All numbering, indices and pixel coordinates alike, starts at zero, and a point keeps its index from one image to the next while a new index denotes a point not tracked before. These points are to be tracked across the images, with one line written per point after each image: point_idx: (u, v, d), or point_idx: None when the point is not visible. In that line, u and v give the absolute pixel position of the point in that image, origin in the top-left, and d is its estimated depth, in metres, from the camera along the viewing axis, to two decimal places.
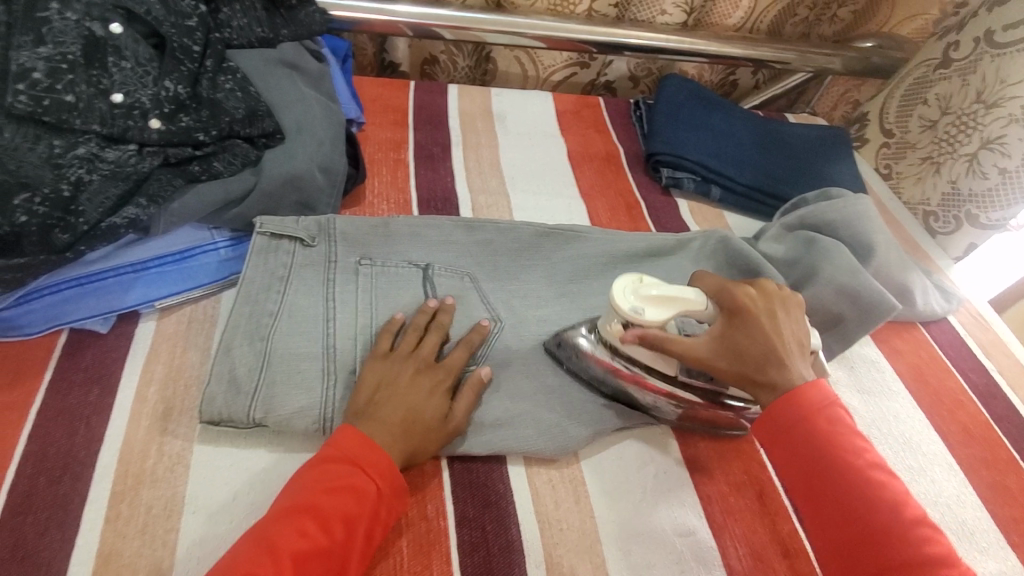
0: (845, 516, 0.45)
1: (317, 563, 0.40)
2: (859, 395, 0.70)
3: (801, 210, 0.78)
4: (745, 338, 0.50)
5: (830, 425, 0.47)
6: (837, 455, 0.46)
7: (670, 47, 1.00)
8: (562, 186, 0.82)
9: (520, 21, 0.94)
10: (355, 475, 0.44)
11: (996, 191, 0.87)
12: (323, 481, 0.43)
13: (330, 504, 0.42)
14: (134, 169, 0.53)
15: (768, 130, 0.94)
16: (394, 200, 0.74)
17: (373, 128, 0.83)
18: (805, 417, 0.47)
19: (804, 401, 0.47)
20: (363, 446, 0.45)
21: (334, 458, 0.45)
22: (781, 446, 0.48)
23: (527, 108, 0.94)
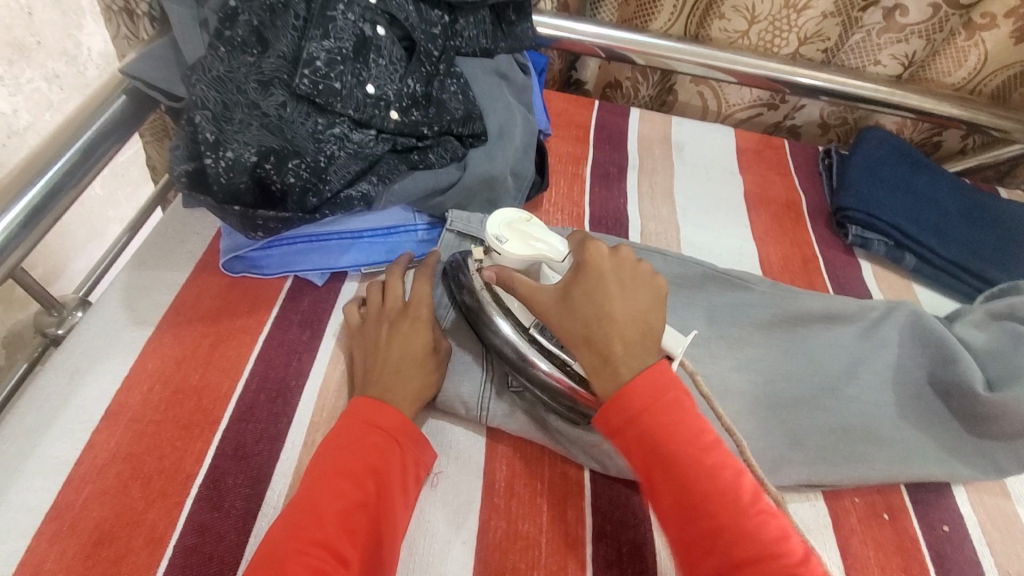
0: (685, 510, 0.42)
1: (361, 513, 0.43)
2: None
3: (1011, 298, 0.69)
4: (589, 313, 0.48)
5: (670, 412, 0.44)
6: (681, 443, 0.43)
7: (875, 98, 0.93)
8: (734, 226, 0.81)
9: (716, 54, 0.93)
10: (373, 434, 0.47)
11: None
12: (343, 445, 0.46)
13: (359, 464, 0.45)
14: (370, 152, 0.62)
15: (978, 203, 0.84)
16: (569, 212, 0.77)
17: (556, 141, 0.87)
18: (642, 410, 0.44)
19: (637, 391, 0.44)
20: (380, 409, 0.48)
21: (347, 425, 0.47)
22: (624, 441, 0.44)
23: (706, 142, 0.93)
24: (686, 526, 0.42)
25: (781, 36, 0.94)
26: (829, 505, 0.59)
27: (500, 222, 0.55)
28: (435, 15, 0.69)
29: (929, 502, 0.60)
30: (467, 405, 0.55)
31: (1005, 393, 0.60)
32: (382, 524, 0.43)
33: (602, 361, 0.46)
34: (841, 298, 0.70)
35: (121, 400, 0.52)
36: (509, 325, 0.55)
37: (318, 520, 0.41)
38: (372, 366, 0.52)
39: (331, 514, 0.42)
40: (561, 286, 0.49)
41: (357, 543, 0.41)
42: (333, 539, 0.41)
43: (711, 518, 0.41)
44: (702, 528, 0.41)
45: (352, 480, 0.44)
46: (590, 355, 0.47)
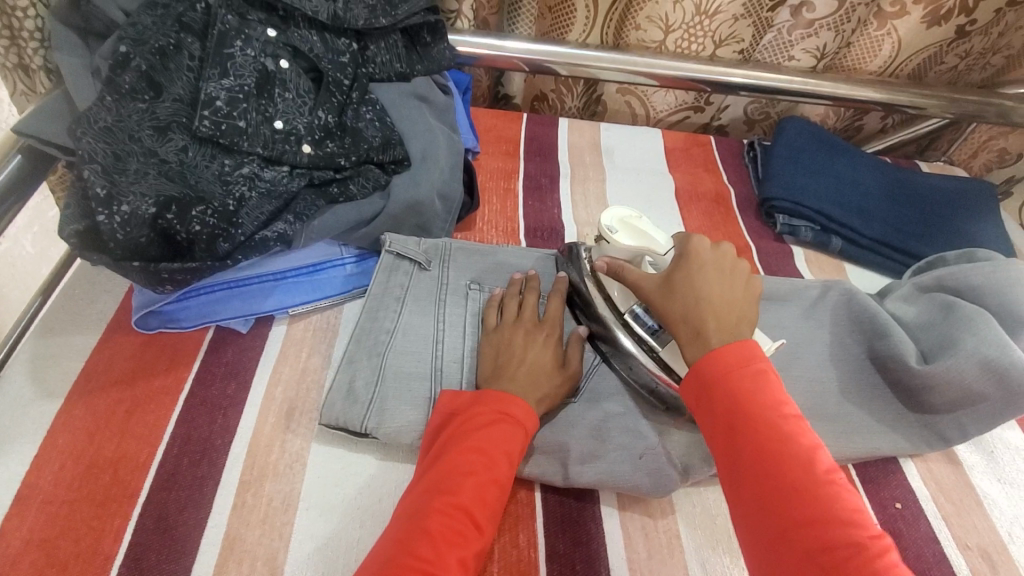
0: (766, 482, 0.41)
1: (491, 491, 0.45)
2: (998, 485, 0.61)
3: (936, 270, 0.70)
4: (680, 302, 0.50)
5: (747, 376, 0.44)
6: (753, 404, 0.43)
7: (793, 89, 0.96)
8: (668, 225, 0.81)
9: (635, 60, 0.95)
10: (480, 430, 0.47)
11: None
12: (450, 443, 0.47)
13: (462, 461, 0.45)
14: (285, 189, 0.59)
15: (898, 180, 0.87)
16: (503, 227, 0.77)
17: (486, 158, 0.86)
18: (719, 374, 0.45)
19: (720, 357, 0.45)
20: (492, 405, 0.49)
21: (460, 424, 0.48)
22: (703, 404, 0.45)
23: (635, 146, 0.94)
24: (761, 492, 0.40)
25: (696, 41, 0.96)
26: None
27: (612, 216, 0.69)
28: (343, 43, 0.68)
29: (878, 478, 0.61)
30: (408, 441, 0.52)
31: (938, 363, 0.61)
32: (484, 522, 0.43)
33: (699, 338, 0.48)
34: (775, 279, 0.71)
35: (28, 483, 0.48)
36: (641, 350, 0.56)
37: (422, 521, 0.42)
38: (510, 364, 0.54)
39: (469, 486, 0.44)
40: (666, 274, 0.52)
41: (458, 541, 0.41)
42: (434, 535, 0.41)
43: (779, 478, 0.40)
44: (782, 496, 0.40)
45: (457, 480, 0.44)
46: (689, 334, 0.49)
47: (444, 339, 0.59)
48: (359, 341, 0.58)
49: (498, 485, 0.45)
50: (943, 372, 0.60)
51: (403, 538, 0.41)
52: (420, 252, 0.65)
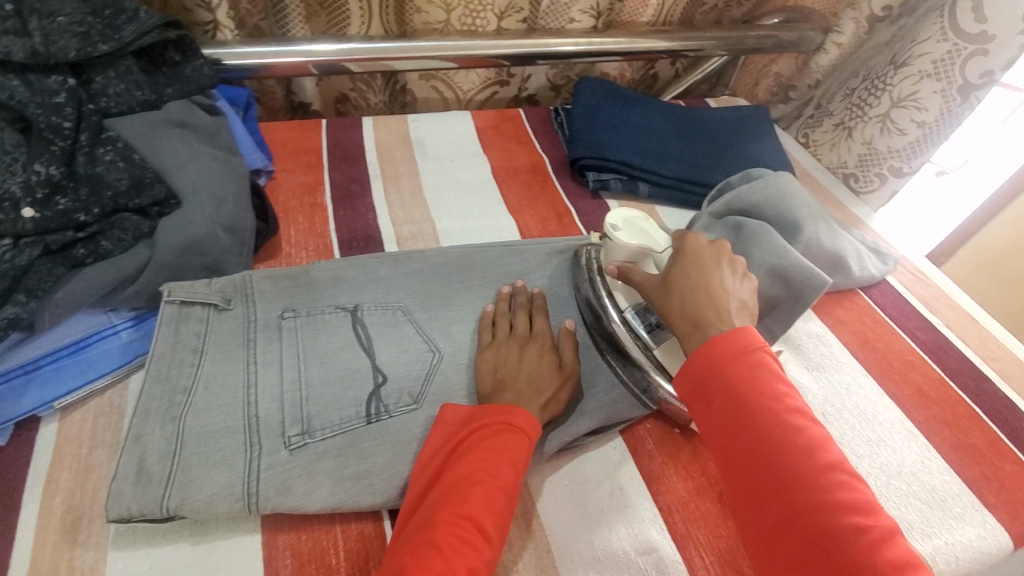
0: (750, 441, 0.43)
1: (499, 499, 0.44)
2: (810, 373, 0.67)
3: (726, 196, 0.75)
4: (666, 293, 0.53)
5: (755, 406, 0.44)
6: (765, 443, 0.43)
7: (583, 51, 1.00)
8: (489, 204, 0.81)
9: (426, 45, 0.92)
10: (486, 438, 0.48)
11: (916, 145, 0.92)
12: (460, 453, 0.47)
13: (471, 474, 0.45)
14: (8, 266, 0.50)
15: (687, 119, 0.94)
16: (314, 246, 0.71)
17: (285, 175, 0.80)
18: (714, 367, 0.46)
19: (716, 349, 0.46)
20: (502, 413, 0.50)
21: (470, 433, 0.49)
22: (700, 399, 0.46)
23: (444, 131, 0.92)
24: (754, 465, 0.43)
25: (479, 16, 0.96)
26: (627, 436, 0.59)
27: (617, 216, 0.62)
28: (54, 81, 0.58)
29: None
30: (224, 508, 0.46)
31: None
32: (490, 538, 0.42)
33: (692, 327, 0.49)
34: (588, 238, 0.75)
35: None
36: (661, 375, 0.58)
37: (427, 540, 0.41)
38: (508, 381, 0.55)
39: (477, 493, 0.44)
40: (665, 271, 0.54)
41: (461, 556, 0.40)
42: (443, 546, 0.40)
43: (772, 461, 0.42)
44: (770, 463, 0.42)
45: (463, 493, 0.44)
46: (682, 326, 0.50)
47: (257, 383, 0.53)
48: (143, 408, 0.50)
49: (505, 493, 0.45)
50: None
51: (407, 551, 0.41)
52: (218, 291, 0.59)
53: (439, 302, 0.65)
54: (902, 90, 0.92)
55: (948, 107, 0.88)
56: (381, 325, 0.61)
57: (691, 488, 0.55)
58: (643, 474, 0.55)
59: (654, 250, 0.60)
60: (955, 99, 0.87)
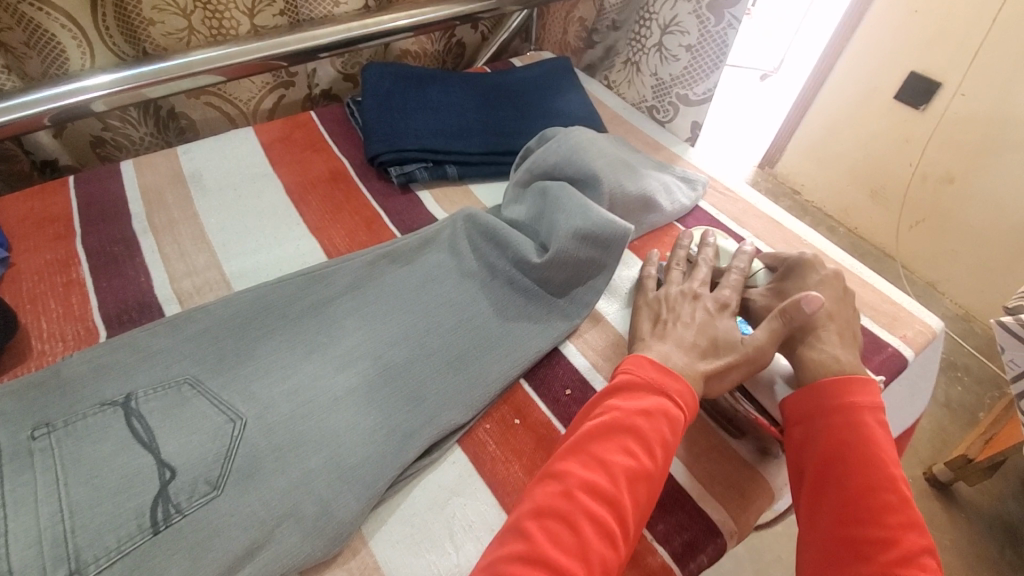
0: (850, 480, 0.47)
1: (643, 482, 0.46)
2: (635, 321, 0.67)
3: (528, 161, 0.73)
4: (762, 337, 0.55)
5: (860, 426, 0.49)
6: (866, 476, 0.47)
7: (358, 35, 0.91)
8: (286, 229, 0.73)
9: (177, 65, 0.80)
10: (627, 403, 0.50)
11: (690, 68, 0.94)
12: (634, 396, 0.50)
13: (611, 444, 0.47)
14: None
15: (488, 87, 0.90)
16: (74, 333, 0.60)
17: (27, 256, 0.67)
18: (835, 404, 0.51)
19: (858, 389, 0.51)
20: (663, 373, 0.51)
21: (620, 392, 0.51)
22: (809, 433, 0.51)
23: (224, 156, 0.81)
24: (843, 497, 0.47)
25: (226, 17, 0.85)
26: (467, 441, 0.56)
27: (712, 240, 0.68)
28: None
29: (546, 376, 0.61)
30: None
31: (553, 248, 0.63)
32: (633, 521, 0.44)
33: (813, 345, 0.56)
34: (397, 241, 0.69)
35: None
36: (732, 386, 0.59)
37: (555, 509, 0.43)
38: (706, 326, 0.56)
39: (621, 473, 0.45)
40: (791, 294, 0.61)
41: (595, 532, 0.42)
42: (586, 517, 0.43)
43: (865, 500, 0.46)
44: (857, 498, 0.46)
45: (603, 461, 0.46)
46: (802, 343, 0.56)
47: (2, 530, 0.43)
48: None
49: (651, 477, 0.47)
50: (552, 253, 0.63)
51: (539, 512, 0.43)
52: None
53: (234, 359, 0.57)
54: (665, 16, 0.95)
55: (705, 27, 0.89)
56: (169, 405, 0.52)
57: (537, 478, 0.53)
58: (490, 481, 0.53)
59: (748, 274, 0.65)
60: (710, 18, 0.87)
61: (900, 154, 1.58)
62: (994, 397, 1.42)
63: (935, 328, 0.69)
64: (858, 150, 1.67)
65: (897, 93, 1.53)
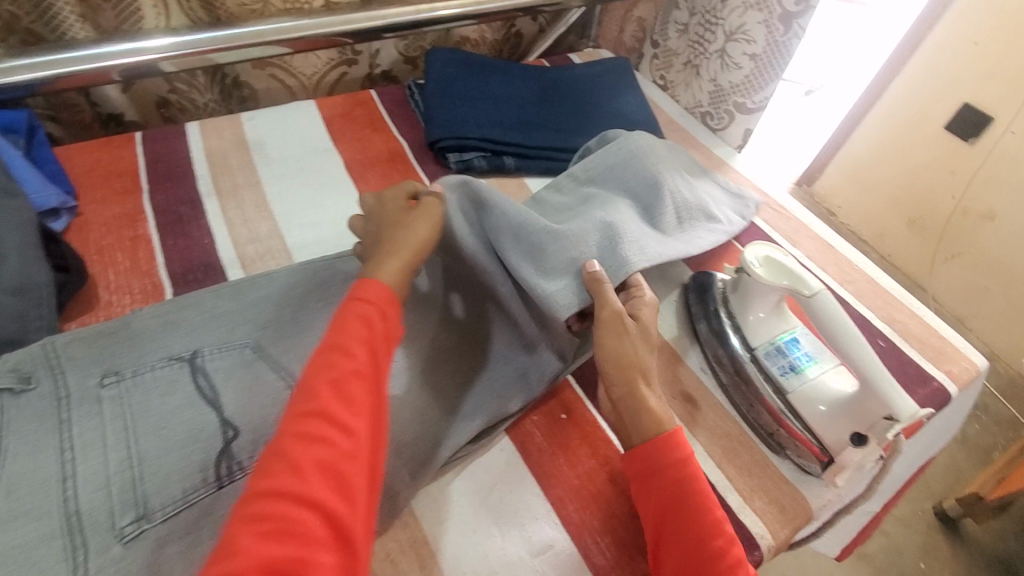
0: (695, 529, 0.45)
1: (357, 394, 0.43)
2: (680, 329, 0.67)
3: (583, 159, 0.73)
4: (615, 337, 0.52)
5: (689, 481, 0.47)
6: (692, 533, 0.45)
7: (426, 18, 0.92)
8: (345, 204, 0.74)
9: (247, 32, 0.81)
10: (354, 350, 0.44)
11: (753, 77, 0.93)
12: (352, 338, 0.45)
13: (357, 389, 0.43)
14: None
15: (548, 81, 0.90)
16: (140, 287, 0.61)
17: (95, 207, 0.68)
18: (665, 464, 0.47)
19: (674, 449, 0.48)
20: (392, 304, 0.48)
21: (351, 335, 0.45)
22: (656, 481, 0.47)
23: (288, 127, 0.83)
24: (683, 545, 0.45)
25: None
26: (513, 431, 0.57)
27: (761, 252, 0.59)
28: None
29: (593, 375, 0.62)
30: None
31: (568, 224, 0.61)
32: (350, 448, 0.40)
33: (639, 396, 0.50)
34: None
35: None
36: (779, 402, 0.58)
37: (305, 490, 0.37)
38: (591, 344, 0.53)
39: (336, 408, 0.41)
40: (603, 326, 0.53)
41: (314, 511, 0.37)
42: (304, 501, 0.37)
43: (702, 549, 0.44)
44: (696, 545, 0.44)
45: (345, 424, 0.41)
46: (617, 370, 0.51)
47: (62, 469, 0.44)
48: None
49: (353, 390, 0.43)
50: (549, 238, 0.58)
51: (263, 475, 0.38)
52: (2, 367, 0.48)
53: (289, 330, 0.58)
54: (732, 23, 0.93)
55: (774, 36, 0.88)
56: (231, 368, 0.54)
57: (582, 474, 0.54)
58: (534, 470, 0.54)
59: (797, 282, 0.55)
60: (778, 27, 0.88)
61: (943, 186, 1.56)
62: (1010, 439, 1.41)
63: (981, 366, 0.69)
64: (901, 177, 1.65)
65: (948, 123, 1.50)
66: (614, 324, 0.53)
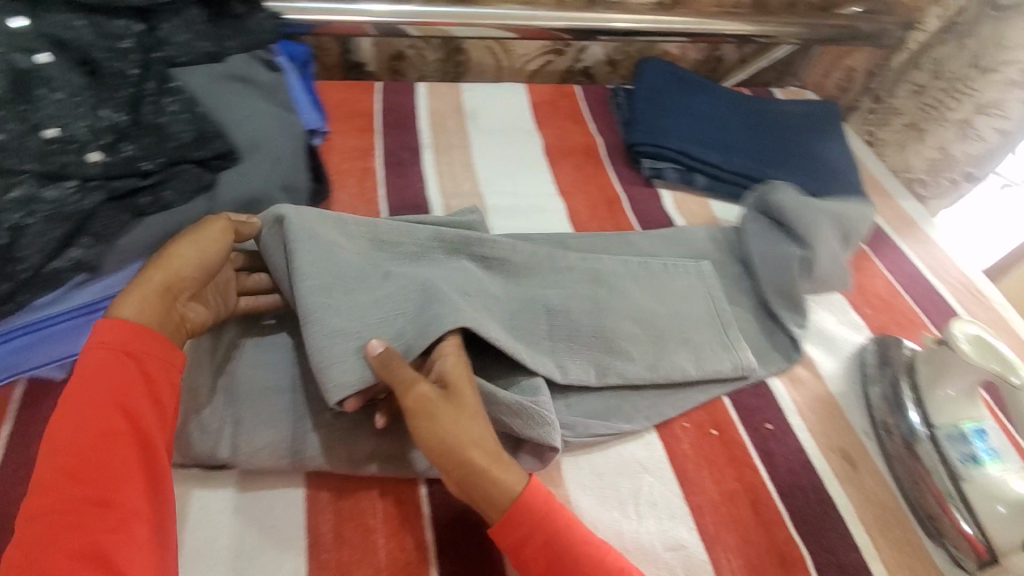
0: None
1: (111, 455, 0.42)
2: (846, 383, 0.65)
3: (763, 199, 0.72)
4: (449, 424, 0.46)
5: (557, 556, 0.43)
6: None
7: (647, 29, 0.95)
8: (540, 183, 0.79)
9: (488, 13, 0.90)
10: (137, 420, 0.44)
11: (993, 152, 0.97)
12: (116, 403, 0.44)
13: (129, 457, 0.42)
14: (75, 208, 0.50)
15: (753, 110, 0.90)
16: (364, 211, 0.71)
17: (339, 137, 0.79)
18: (531, 527, 0.44)
19: (542, 524, 0.44)
20: (138, 340, 0.46)
21: (89, 400, 0.43)
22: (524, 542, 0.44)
23: (500, 103, 0.90)
24: None
25: None
26: (661, 428, 0.58)
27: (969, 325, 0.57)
28: (121, 25, 0.57)
29: (751, 403, 0.61)
30: (273, 461, 0.48)
31: (404, 275, 0.55)
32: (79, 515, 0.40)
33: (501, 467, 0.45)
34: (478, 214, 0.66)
35: None
36: (948, 488, 0.54)
37: (61, 567, 0.38)
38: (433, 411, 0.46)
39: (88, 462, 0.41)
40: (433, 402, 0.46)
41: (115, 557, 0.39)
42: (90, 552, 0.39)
43: None
44: None
45: (105, 497, 0.41)
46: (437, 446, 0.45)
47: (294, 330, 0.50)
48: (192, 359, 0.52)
49: (129, 450, 0.43)
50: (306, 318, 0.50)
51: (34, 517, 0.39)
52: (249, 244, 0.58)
53: (495, 261, 0.60)
54: (986, 96, 0.94)
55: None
56: (454, 284, 0.55)
57: (723, 492, 0.54)
58: (677, 472, 0.55)
59: (1003, 367, 0.53)
60: None
61: None
62: None
63: None
64: None
65: None
66: (424, 410, 0.46)
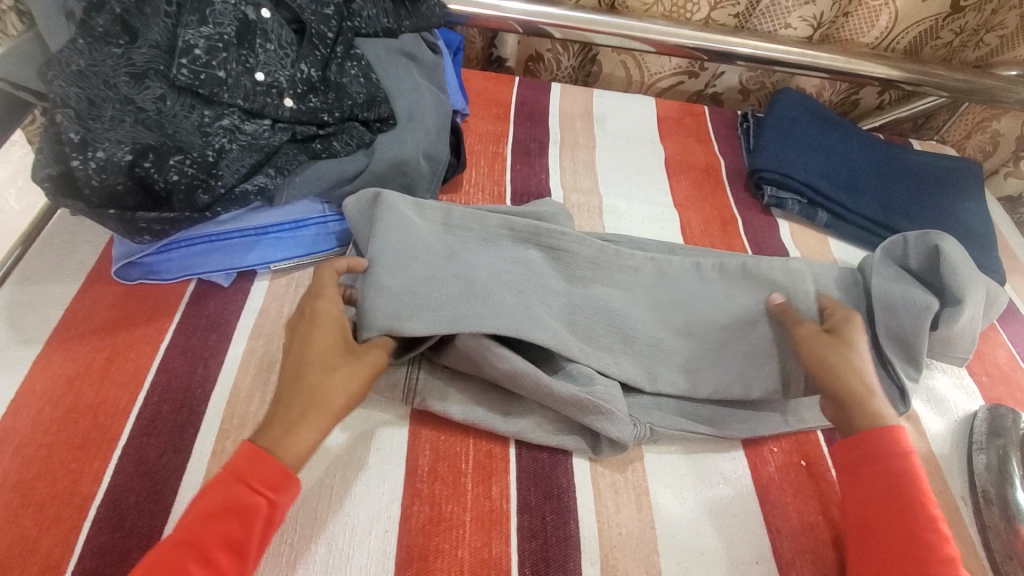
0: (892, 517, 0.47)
1: None
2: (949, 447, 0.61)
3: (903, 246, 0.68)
4: (848, 354, 0.54)
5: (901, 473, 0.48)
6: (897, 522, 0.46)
7: (790, 60, 0.95)
8: (657, 194, 0.81)
9: (633, 25, 0.93)
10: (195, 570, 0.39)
11: None
12: (211, 538, 0.40)
13: None
14: (266, 143, 0.59)
15: (888, 156, 0.88)
16: (490, 190, 0.76)
17: (476, 120, 0.85)
18: (876, 453, 0.49)
19: (896, 441, 0.49)
20: (273, 479, 0.42)
21: (192, 528, 0.40)
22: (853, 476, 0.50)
23: (628, 112, 0.93)
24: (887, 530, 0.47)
25: (692, 3, 0.96)
26: (748, 445, 0.58)
27: None
28: None
29: None
30: None
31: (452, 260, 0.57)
32: None
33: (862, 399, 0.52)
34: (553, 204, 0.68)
35: (7, 426, 0.47)
36: None
37: None
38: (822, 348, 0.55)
39: None
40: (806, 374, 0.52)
41: None
42: None
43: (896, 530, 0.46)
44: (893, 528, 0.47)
45: None
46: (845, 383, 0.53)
47: (417, 278, 0.54)
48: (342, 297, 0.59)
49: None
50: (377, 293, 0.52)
51: None
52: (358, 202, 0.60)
53: (611, 255, 0.63)
54: None
55: None
56: (518, 277, 0.58)
57: (804, 522, 0.53)
58: (758, 492, 0.55)
59: None
60: None
61: None
62: None
63: None
64: None
65: None
66: (841, 341, 0.55)
